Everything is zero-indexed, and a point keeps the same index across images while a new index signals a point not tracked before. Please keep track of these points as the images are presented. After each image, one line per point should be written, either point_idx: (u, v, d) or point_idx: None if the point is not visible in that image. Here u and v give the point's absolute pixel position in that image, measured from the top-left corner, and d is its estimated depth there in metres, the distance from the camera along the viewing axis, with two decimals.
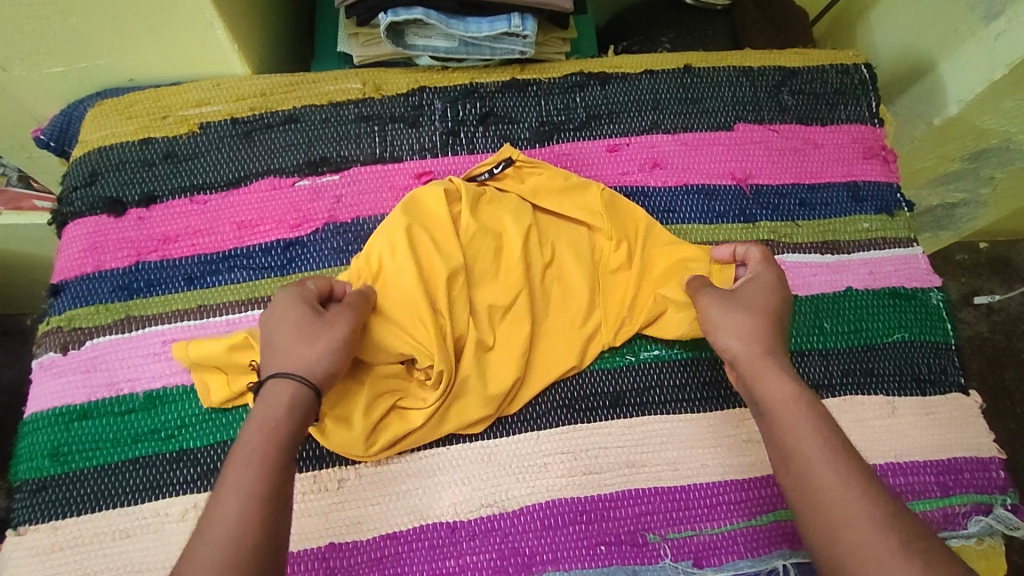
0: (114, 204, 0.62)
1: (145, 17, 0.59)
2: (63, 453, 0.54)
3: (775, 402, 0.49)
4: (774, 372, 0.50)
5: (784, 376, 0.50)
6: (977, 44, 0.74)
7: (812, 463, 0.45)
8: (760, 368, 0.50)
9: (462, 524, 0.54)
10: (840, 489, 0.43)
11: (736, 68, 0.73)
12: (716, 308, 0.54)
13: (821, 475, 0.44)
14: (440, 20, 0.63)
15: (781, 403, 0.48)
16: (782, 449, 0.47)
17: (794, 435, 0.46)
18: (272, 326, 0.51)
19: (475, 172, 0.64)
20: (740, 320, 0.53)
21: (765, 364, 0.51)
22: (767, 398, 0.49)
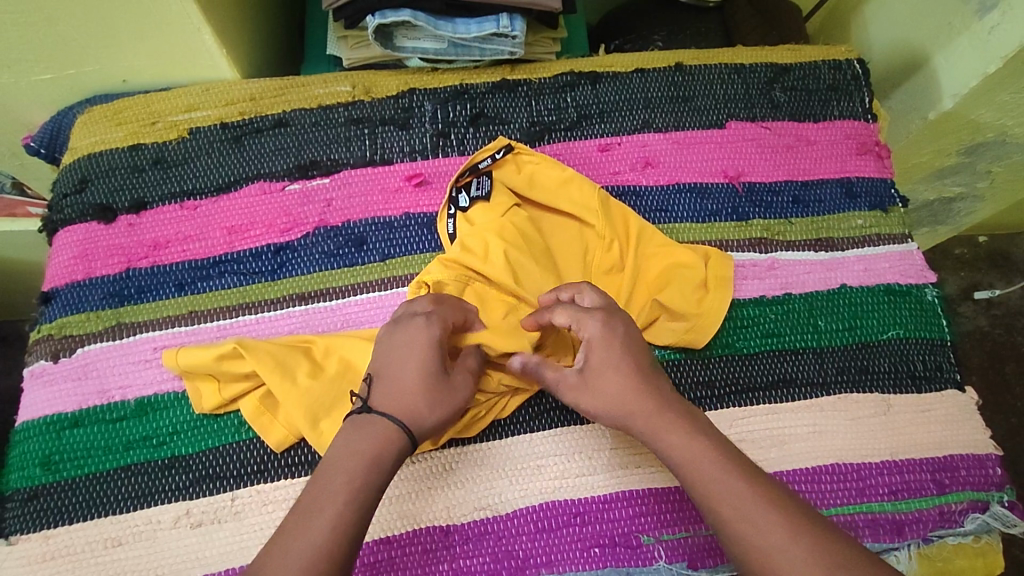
0: (103, 211, 0.62)
1: (131, 22, 0.59)
2: (54, 461, 0.54)
3: (682, 462, 0.47)
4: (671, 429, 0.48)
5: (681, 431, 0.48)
6: (970, 38, 0.74)
7: (729, 522, 0.44)
8: (656, 427, 0.49)
9: (456, 527, 0.54)
10: (766, 538, 0.43)
11: (728, 65, 0.73)
12: (580, 396, 0.51)
13: (742, 528, 0.44)
14: (428, 21, 0.63)
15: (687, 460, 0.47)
16: (704, 508, 0.46)
17: (708, 491, 0.45)
18: (391, 356, 0.50)
19: (478, 158, 0.63)
20: (607, 399, 0.50)
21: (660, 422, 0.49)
22: (671, 456, 0.48)
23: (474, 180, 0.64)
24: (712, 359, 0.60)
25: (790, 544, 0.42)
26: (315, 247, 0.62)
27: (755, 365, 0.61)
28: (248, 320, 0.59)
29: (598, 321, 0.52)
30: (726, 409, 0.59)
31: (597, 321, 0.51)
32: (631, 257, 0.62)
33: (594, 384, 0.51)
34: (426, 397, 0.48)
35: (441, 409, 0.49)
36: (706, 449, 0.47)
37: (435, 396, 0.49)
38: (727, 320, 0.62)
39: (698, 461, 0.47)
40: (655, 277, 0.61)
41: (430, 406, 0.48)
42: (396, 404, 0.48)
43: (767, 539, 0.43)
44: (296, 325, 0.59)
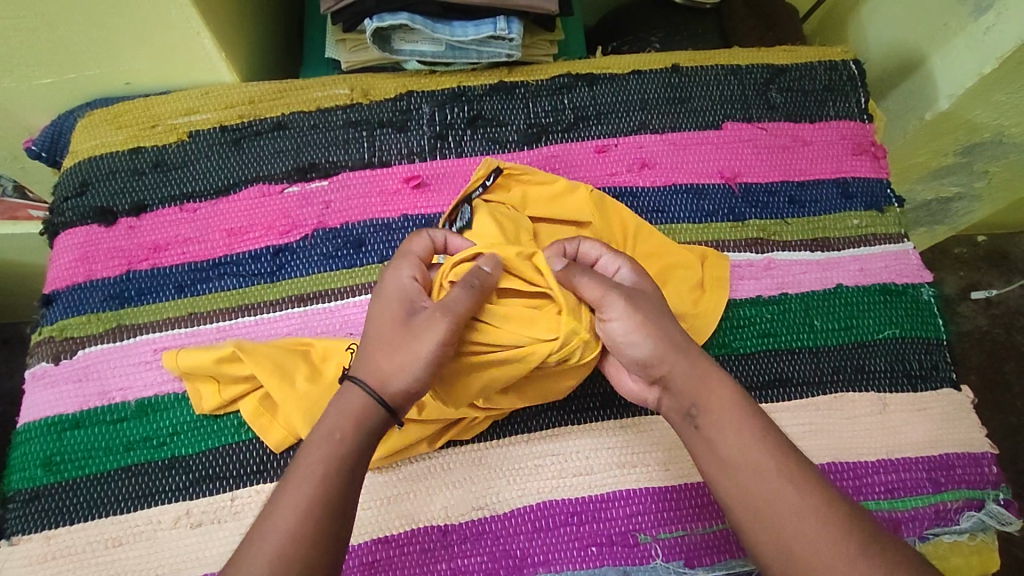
0: (104, 214, 0.62)
1: (131, 27, 0.59)
2: (56, 462, 0.55)
3: (719, 405, 0.47)
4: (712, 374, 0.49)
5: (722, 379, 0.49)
6: (966, 39, 0.74)
7: (759, 467, 0.45)
8: (698, 373, 0.48)
9: (454, 527, 0.54)
10: (801, 502, 0.43)
11: (725, 66, 0.73)
12: (627, 323, 0.48)
13: (782, 487, 0.44)
14: (425, 24, 0.63)
15: (726, 404, 0.47)
16: (728, 452, 0.46)
17: (741, 440, 0.46)
18: (375, 311, 0.50)
19: (469, 190, 0.62)
20: (655, 326, 0.49)
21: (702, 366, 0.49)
22: (707, 400, 0.48)
23: (461, 208, 0.62)
24: (708, 359, 0.61)
25: (820, 510, 0.43)
26: (314, 249, 0.62)
27: (752, 364, 0.61)
28: (248, 321, 0.60)
29: (628, 260, 0.53)
30: None
31: (627, 259, 0.53)
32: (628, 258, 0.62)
33: (642, 307, 0.49)
34: (391, 346, 0.47)
35: (404, 361, 0.46)
36: (740, 411, 0.47)
37: (396, 353, 0.47)
38: (724, 321, 0.62)
39: (734, 421, 0.46)
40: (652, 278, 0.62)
41: (392, 360, 0.47)
42: (371, 367, 0.47)
43: (803, 504, 0.43)
44: (295, 326, 0.60)
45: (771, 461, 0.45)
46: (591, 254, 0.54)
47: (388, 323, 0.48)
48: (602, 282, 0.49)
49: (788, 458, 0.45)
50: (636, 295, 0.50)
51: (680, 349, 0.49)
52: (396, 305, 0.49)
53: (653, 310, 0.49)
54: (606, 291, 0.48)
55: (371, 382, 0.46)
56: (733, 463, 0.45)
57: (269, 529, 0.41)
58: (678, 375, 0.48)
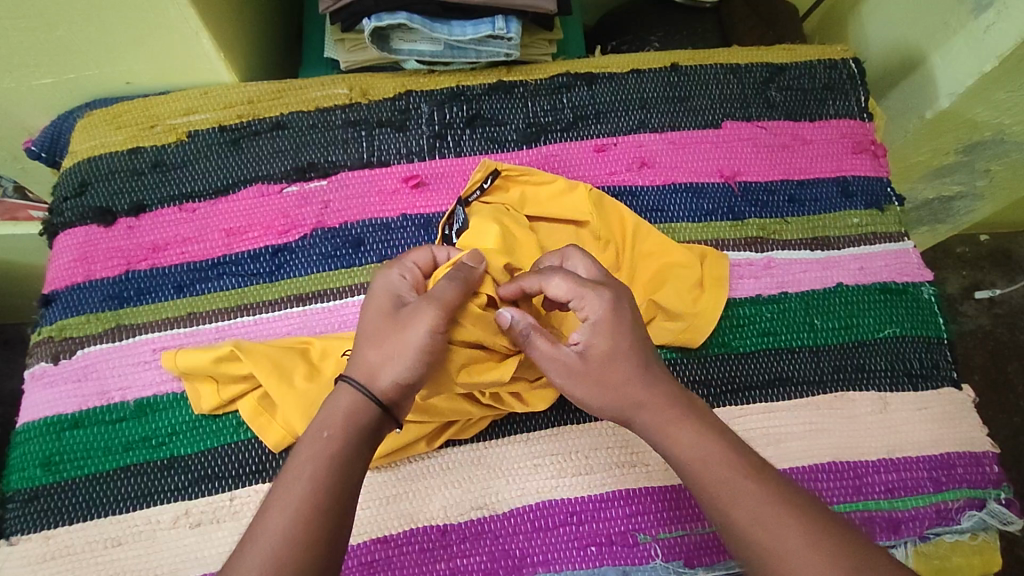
0: (103, 214, 0.62)
1: (129, 27, 0.59)
2: (55, 462, 0.55)
3: (693, 460, 0.46)
4: (683, 427, 0.47)
5: (693, 432, 0.47)
6: (966, 37, 0.74)
7: (742, 522, 0.43)
8: (664, 422, 0.47)
9: (453, 526, 0.54)
10: (776, 543, 0.42)
11: (724, 65, 0.73)
12: (569, 388, 0.48)
13: (756, 530, 0.43)
14: (424, 24, 0.63)
15: (699, 460, 0.45)
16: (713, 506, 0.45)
17: (724, 490, 0.44)
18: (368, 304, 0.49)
19: (468, 194, 0.62)
20: (602, 393, 0.48)
21: (672, 417, 0.47)
22: (681, 456, 0.46)
23: (456, 211, 0.62)
24: (708, 358, 0.61)
25: (807, 544, 0.42)
26: (313, 248, 0.62)
27: (752, 364, 0.61)
28: (246, 321, 0.60)
29: (600, 302, 0.47)
30: (722, 407, 0.59)
31: (598, 303, 0.47)
32: (627, 257, 0.62)
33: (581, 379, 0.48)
34: (378, 338, 0.46)
35: (388, 355, 0.46)
36: (717, 450, 0.46)
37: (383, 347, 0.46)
38: (723, 320, 0.62)
39: (711, 461, 0.45)
40: (651, 277, 0.62)
41: (379, 351, 0.46)
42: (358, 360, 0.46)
43: (782, 541, 0.42)
44: (294, 326, 0.60)
45: (745, 504, 0.44)
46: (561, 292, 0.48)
47: (377, 316, 0.48)
48: (544, 351, 0.48)
49: (766, 495, 0.44)
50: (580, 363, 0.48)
51: (632, 407, 0.48)
52: (386, 300, 0.49)
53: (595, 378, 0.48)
54: (547, 362, 0.48)
55: (360, 376, 0.46)
56: (707, 503, 0.45)
57: (259, 534, 0.41)
58: (641, 425, 0.48)
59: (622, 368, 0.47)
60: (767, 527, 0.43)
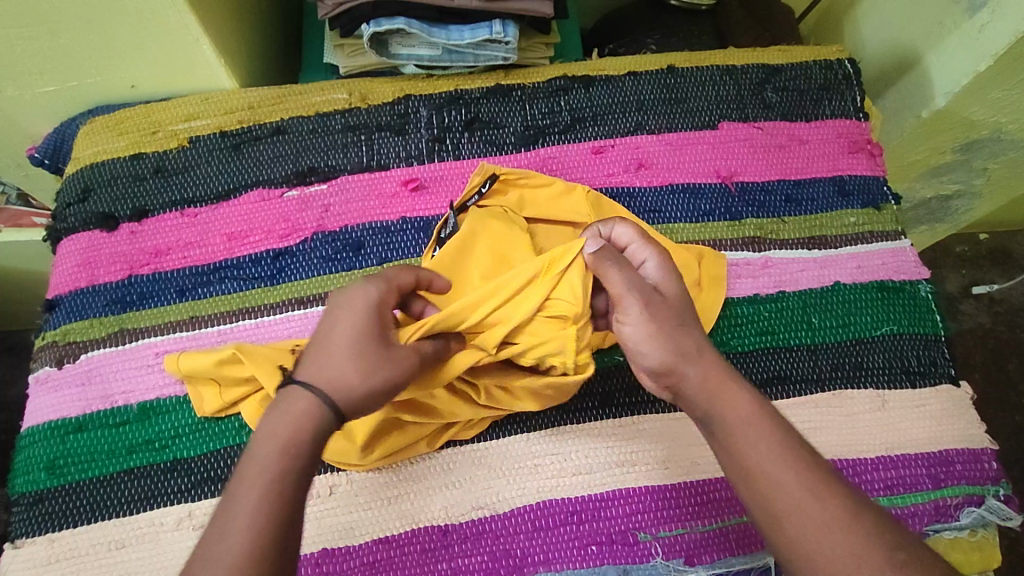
0: (106, 219, 0.63)
1: (132, 35, 0.60)
2: (59, 466, 0.55)
3: (741, 420, 0.45)
4: (730, 390, 0.46)
5: (739, 394, 0.46)
6: (962, 36, 0.74)
7: (788, 490, 0.42)
8: (713, 388, 0.46)
9: (454, 527, 0.54)
10: (819, 515, 0.41)
11: (720, 67, 0.74)
12: (640, 329, 0.48)
13: (802, 499, 0.41)
14: (422, 29, 0.64)
15: (744, 422, 0.45)
16: (753, 476, 0.43)
17: (767, 456, 0.43)
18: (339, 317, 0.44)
19: (464, 199, 0.63)
20: (669, 334, 0.47)
21: (719, 381, 0.47)
22: (728, 416, 0.45)
23: (450, 217, 0.63)
24: None
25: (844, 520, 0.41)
26: (313, 252, 0.63)
27: (750, 363, 0.61)
28: (248, 325, 0.60)
29: (655, 252, 0.53)
30: None
31: (652, 251, 0.53)
32: None
33: (660, 313, 0.48)
34: (356, 359, 0.43)
35: (368, 379, 0.43)
36: (758, 421, 0.45)
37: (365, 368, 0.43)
38: (721, 319, 0.62)
39: (756, 428, 0.44)
40: None
41: (360, 372, 0.43)
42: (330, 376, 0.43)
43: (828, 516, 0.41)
44: (296, 328, 0.60)
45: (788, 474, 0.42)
46: (623, 238, 0.54)
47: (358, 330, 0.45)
48: (629, 280, 0.48)
49: (807, 466, 0.43)
50: (659, 297, 0.49)
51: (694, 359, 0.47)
52: (368, 317, 0.45)
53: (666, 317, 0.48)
54: (625, 290, 0.48)
55: (323, 388, 0.43)
56: (748, 468, 0.43)
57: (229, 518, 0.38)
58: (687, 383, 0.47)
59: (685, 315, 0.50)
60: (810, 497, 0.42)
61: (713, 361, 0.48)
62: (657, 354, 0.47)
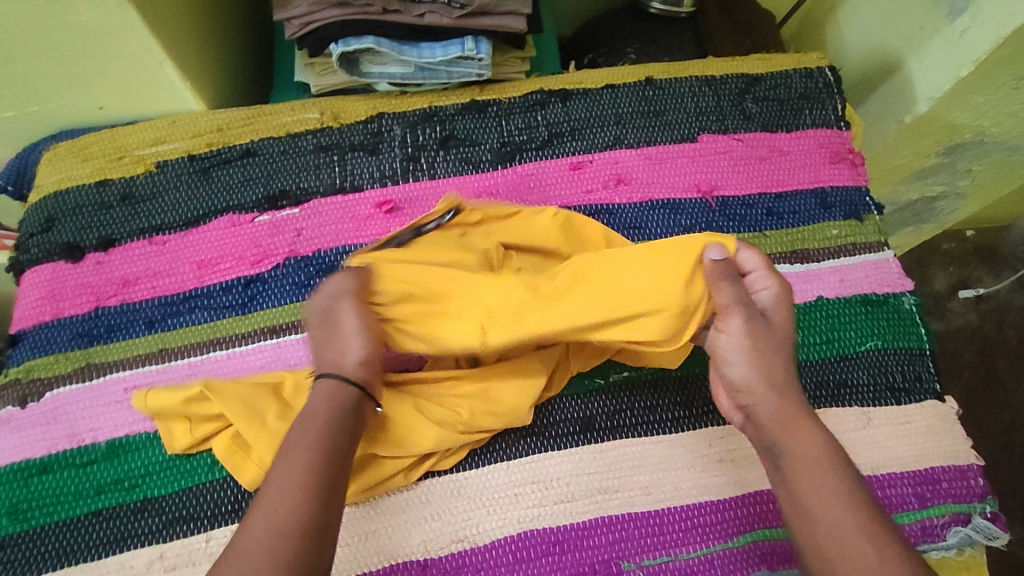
0: (71, 249, 0.61)
1: (94, 59, 0.58)
2: (23, 509, 0.53)
3: (811, 460, 0.46)
4: (805, 430, 0.48)
5: (815, 436, 0.47)
6: (943, 41, 0.73)
7: (839, 531, 0.43)
8: (776, 417, 0.48)
9: (433, 561, 0.53)
10: (870, 557, 0.42)
11: (699, 78, 0.73)
12: (735, 345, 0.50)
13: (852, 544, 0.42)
14: (393, 47, 0.63)
15: (813, 462, 0.46)
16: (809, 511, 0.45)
17: (828, 496, 0.45)
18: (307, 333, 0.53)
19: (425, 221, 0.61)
20: (763, 356, 0.50)
21: (796, 418, 0.48)
22: (795, 454, 0.47)
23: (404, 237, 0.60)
24: (687, 377, 0.60)
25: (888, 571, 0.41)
26: (286, 278, 0.61)
27: None
28: (219, 356, 0.58)
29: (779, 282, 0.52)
30: (704, 428, 0.58)
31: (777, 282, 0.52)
32: None
33: (760, 335, 0.50)
34: (330, 343, 0.51)
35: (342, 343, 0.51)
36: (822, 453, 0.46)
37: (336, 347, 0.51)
38: None
39: (817, 471, 0.46)
40: None
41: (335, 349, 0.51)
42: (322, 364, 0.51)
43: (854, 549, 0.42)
44: (268, 358, 0.59)
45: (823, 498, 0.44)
46: (750, 264, 0.52)
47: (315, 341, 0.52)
48: (734, 297, 0.50)
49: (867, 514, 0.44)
50: (762, 320, 0.50)
51: (779, 390, 0.49)
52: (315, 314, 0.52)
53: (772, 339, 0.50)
54: (728, 308, 0.50)
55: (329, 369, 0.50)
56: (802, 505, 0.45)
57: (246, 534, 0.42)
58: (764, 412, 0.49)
59: (786, 348, 0.51)
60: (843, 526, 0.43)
61: (795, 398, 0.49)
62: (739, 373, 0.50)
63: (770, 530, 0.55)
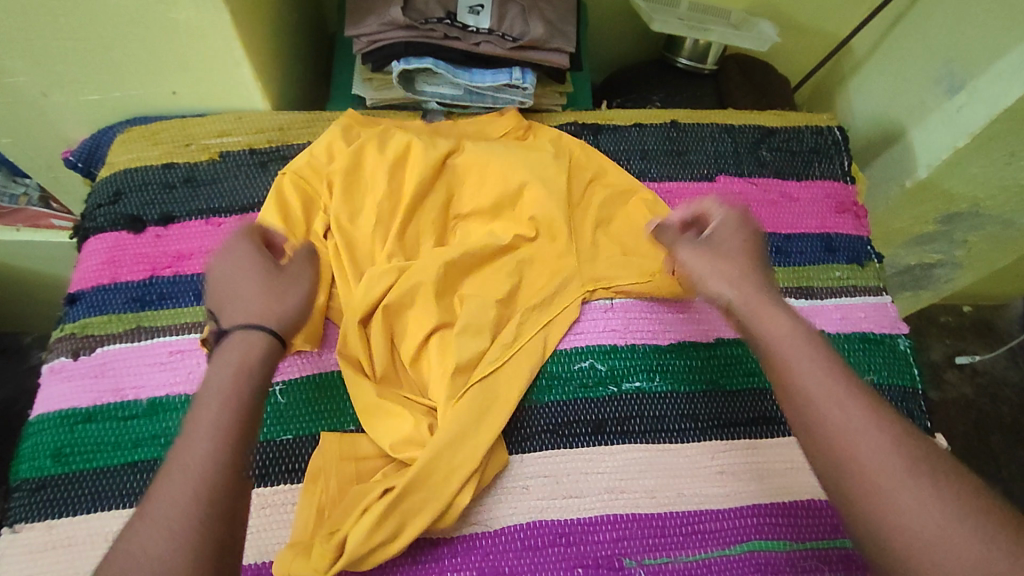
0: (133, 221, 0.66)
1: (181, 53, 0.65)
2: (65, 453, 0.56)
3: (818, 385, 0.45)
4: (771, 311, 0.51)
5: (782, 316, 0.50)
6: (942, 114, 0.81)
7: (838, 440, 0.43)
8: (757, 305, 0.52)
9: (446, 540, 0.56)
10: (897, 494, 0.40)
11: (719, 125, 0.79)
12: (694, 258, 0.58)
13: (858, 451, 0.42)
14: (449, 69, 0.70)
15: (779, 338, 0.49)
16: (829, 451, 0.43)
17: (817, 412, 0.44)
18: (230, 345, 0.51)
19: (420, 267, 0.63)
20: (718, 263, 0.56)
21: (762, 303, 0.52)
22: (766, 335, 0.50)
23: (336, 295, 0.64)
24: (695, 394, 0.64)
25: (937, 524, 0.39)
26: None
27: (738, 403, 0.64)
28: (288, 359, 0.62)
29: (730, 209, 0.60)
30: (708, 441, 0.62)
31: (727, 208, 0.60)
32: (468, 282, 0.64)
33: (714, 252, 0.57)
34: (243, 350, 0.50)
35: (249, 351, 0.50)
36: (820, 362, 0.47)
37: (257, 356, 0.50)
38: (712, 357, 0.66)
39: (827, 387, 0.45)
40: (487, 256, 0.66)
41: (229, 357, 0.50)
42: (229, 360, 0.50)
43: (861, 439, 0.42)
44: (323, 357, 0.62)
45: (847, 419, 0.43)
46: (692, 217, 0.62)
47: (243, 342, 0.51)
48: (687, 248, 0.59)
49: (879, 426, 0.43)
50: (708, 246, 0.58)
51: (737, 284, 0.54)
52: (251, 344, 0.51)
53: (739, 220, 0.59)
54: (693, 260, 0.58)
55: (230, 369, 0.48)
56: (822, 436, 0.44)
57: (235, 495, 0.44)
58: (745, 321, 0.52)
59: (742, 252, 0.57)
60: (844, 414, 0.43)
61: (753, 285, 0.54)
62: (726, 289, 0.54)
63: (765, 541, 0.58)
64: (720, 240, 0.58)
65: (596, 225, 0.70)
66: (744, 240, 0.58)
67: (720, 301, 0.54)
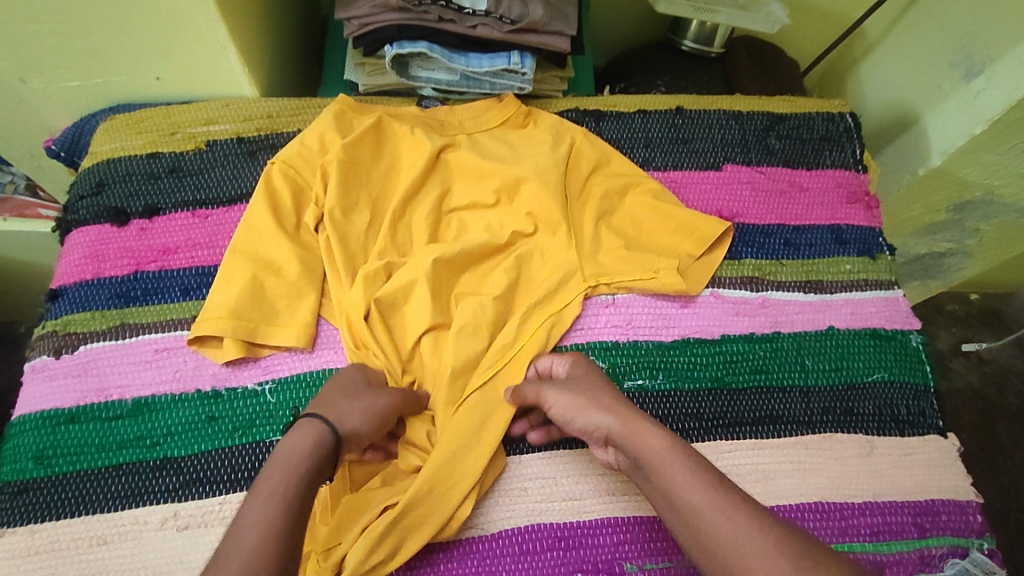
0: (117, 214, 0.64)
1: (163, 38, 0.62)
2: (48, 456, 0.55)
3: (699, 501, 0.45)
4: (646, 429, 0.50)
5: (656, 431, 0.50)
6: (958, 100, 0.77)
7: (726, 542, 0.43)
8: (632, 426, 0.51)
9: (441, 545, 0.54)
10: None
11: (726, 112, 0.76)
12: (563, 400, 0.54)
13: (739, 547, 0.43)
14: (443, 54, 0.67)
15: (657, 459, 0.48)
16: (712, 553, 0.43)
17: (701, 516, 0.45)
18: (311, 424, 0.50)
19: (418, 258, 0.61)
20: (588, 395, 0.53)
21: (637, 423, 0.51)
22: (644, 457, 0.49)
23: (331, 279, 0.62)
24: (700, 393, 0.61)
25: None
26: None
27: (744, 402, 0.62)
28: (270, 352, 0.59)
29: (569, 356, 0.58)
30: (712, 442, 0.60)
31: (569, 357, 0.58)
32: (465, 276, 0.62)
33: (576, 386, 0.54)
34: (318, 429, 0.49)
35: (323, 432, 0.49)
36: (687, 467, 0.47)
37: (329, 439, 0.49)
38: (717, 354, 0.63)
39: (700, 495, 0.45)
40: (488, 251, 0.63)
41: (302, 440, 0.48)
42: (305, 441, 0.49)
43: (747, 544, 0.42)
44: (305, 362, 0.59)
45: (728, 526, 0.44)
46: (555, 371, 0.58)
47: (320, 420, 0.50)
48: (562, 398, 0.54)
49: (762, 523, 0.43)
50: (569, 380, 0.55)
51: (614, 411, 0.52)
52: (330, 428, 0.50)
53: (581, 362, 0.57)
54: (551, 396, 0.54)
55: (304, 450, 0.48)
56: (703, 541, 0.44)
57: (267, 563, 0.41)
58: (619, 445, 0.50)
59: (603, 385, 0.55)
60: (731, 527, 0.43)
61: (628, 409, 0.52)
62: (604, 416, 0.52)
63: None
64: (574, 376, 0.56)
65: (596, 219, 0.67)
66: (597, 378, 0.56)
67: (598, 431, 0.52)
